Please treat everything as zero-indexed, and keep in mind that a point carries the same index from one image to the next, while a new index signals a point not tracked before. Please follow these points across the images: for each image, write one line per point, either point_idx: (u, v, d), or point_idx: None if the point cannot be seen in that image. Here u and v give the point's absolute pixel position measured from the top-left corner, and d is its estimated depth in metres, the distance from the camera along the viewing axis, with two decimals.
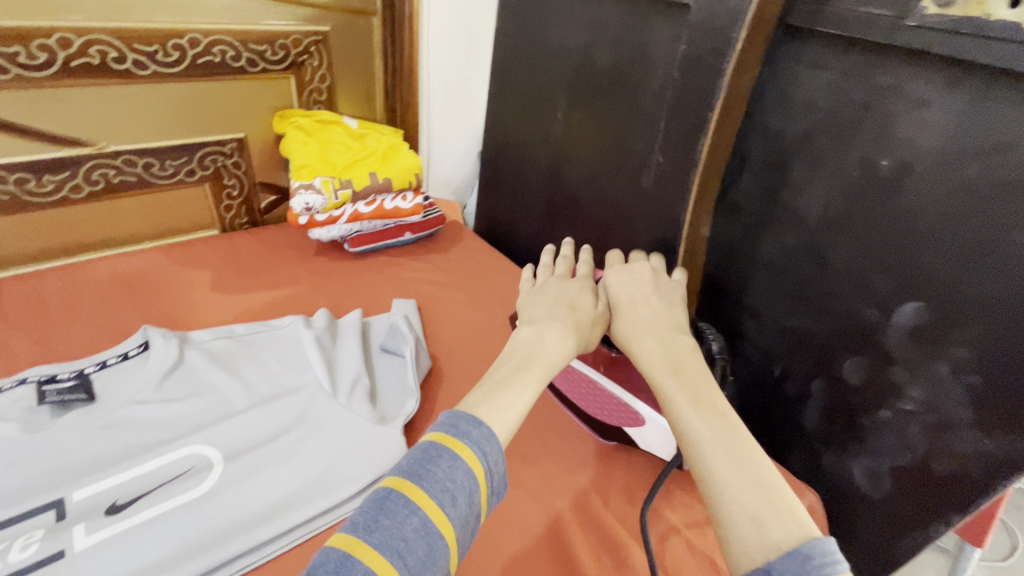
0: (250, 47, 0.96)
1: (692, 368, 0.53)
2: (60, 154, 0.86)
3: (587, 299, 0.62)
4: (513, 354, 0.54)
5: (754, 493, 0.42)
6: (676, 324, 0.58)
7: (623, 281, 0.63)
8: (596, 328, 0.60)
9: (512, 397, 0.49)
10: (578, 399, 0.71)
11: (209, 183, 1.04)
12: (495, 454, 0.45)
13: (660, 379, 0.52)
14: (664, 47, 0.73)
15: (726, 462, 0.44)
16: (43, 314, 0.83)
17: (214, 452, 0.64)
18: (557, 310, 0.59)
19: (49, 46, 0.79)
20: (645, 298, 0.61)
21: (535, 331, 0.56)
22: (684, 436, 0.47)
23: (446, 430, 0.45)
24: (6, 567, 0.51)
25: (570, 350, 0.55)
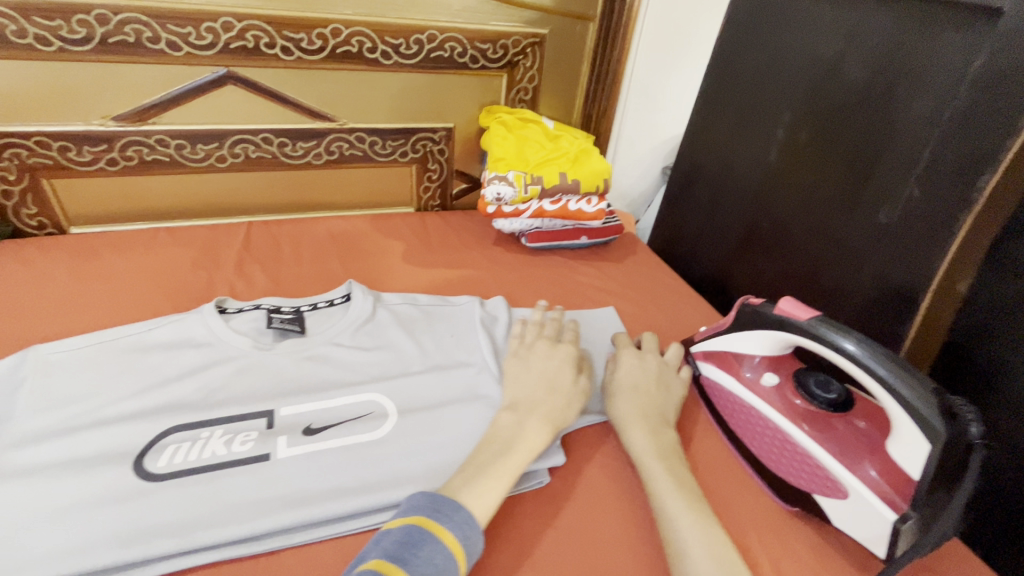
0: (475, 45, 1.04)
1: (673, 454, 0.62)
2: (313, 125, 1.02)
3: (567, 376, 0.71)
4: (495, 435, 0.63)
5: (711, 553, 0.51)
6: (653, 409, 0.67)
7: (630, 366, 0.72)
8: (571, 408, 0.68)
9: (495, 477, 0.58)
10: (761, 450, 0.64)
11: (417, 165, 1.15)
12: (474, 539, 0.52)
13: (647, 461, 0.61)
14: (947, 61, 0.61)
15: (695, 527, 0.54)
16: (278, 255, 0.99)
17: (390, 404, 0.70)
18: (537, 395, 0.68)
19: (324, 35, 0.94)
20: (640, 388, 0.70)
21: (516, 417, 0.65)
22: (659, 510, 0.56)
23: (431, 515, 0.51)
24: (230, 454, 0.61)
25: (547, 432, 0.64)
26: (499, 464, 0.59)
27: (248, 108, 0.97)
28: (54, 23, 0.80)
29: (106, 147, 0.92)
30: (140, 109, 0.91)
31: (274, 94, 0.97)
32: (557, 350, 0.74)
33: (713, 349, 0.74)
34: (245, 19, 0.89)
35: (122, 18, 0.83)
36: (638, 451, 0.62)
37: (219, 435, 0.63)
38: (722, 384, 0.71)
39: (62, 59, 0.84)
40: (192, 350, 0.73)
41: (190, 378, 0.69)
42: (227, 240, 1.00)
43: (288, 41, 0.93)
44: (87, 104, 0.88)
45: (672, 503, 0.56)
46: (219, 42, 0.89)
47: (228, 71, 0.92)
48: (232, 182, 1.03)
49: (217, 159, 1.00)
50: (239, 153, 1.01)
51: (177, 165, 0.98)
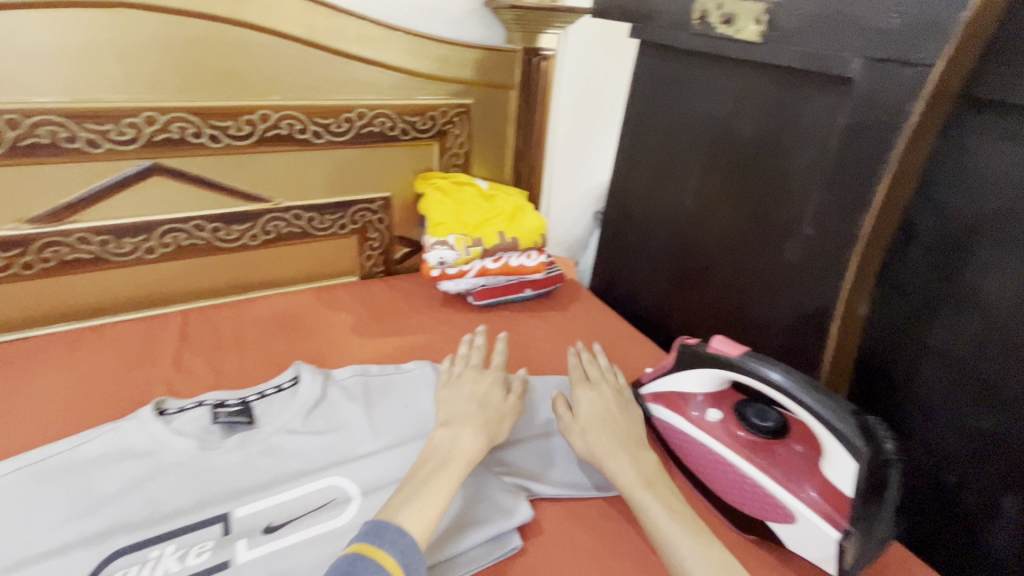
0: (405, 118, 1.08)
1: (657, 478, 0.64)
2: (247, 208, 1.02)
3: (499, 395, 0.75)
4: (433, 451, 0.65)
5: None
6: (624, 436, 0.70)
7: (590, 401, 0.75)
8: (504, 422, 0.72)
9: (434, 491, 0.59)
10: (713, 483, 0.68)
11: (356, 235, 1.16)
12: (415, 563, 0.53)
13: (635, 492, 0.62)
14: (818, 120, 0.71)
15: (698, 552, 0.55)
16: (218, 343, 0.95)
17: (353, 487, 0.68)
18: (469, 410, 0.71)
19: (253, 121, 0.95)
20: (606, 418, 0.72)
21: (450, 434, 0.67)
22: (662, 546, 0.57)
23: (371, 542, 0.52)
24: (185, 569, 0.58)
25: (483, 445, 0.67)
26: (444, 483, 0.61)
27: (176, 196, 0.96)
28: None
29: (19, 252, 0.87)
30: (58, 209, 0.88)
31: (203, 181, 0.96)
32: (485, 375, 0.78)
33: (660, 390, 0.78)
34: (170, 112, 0.89)
35: (34, 121, 0.81)
36: (623, 481, 0.64)
37: (171, 551, 0.59)
38: (670, 422, 0.74)
39: None
40: (132, 461, 0.69)
41: (132, 493, 0.65)
42: (161, 334, 0.95)
43: (215, 130, 0.93)
44: None
45: (672, 532, 0.58)
46: (142, 136, 0.88)
47: (153, 163, 0.91)
48: (164, 272, 1.00)
49: (146, 251, 0.97)
50: (169, 242, 0.98)
51: (102, 262, 0.94)
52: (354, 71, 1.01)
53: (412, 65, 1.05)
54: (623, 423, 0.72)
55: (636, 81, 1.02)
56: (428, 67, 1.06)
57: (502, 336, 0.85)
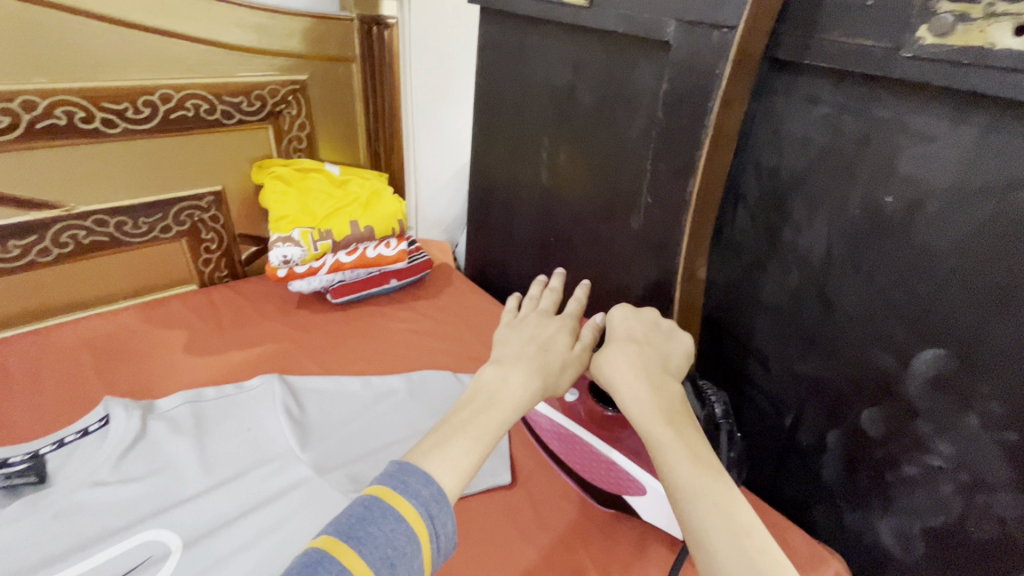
0: (225, 100, 0.94)
1: (682, 417, 0.50)
2: (26, 218, 0.83)
3: (565, 340, 0.62)
4: (476, 394, 0.54)
5: (713, 516, 0.42)
6: (645, 363, 0.56)
7: (626, 324, 0.62)
8: (565, 373, 0.59)
9: (471, 441, 0.48)
10: (575, 465, 0.67)
11: (187, 238, 1.00)
12: (444, 516, 0.43)
13: (652, 426, 0.49)
14: (646, 88, 0.70)
15: (716, 498, 0.43)
16: (4, 386, 0.78)
17: (174, 538, 0.59)
18: (524, 352, 0.58)
19: (12, 110, 0.77)
20: (629, 345, 0.58)
21: (500, 372, 0.55)
22: (676, 492, 0.45)
23: (393, 486, 0.43)
24: None
25: (535, 391, 0.54)
26: (476, 426, 0.50)
27: None
28: None
29: None
30: None
31: None
32: (550, 320, 0.65)
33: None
34: None
35: None
36: (631, 397, 0.52)
37: None
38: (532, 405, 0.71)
39: None
40: None
41: None
42: None
43: None
44: None
45: (673, 449, 0.47)
46: None
47: None
48: None
49: None
50: None
51: None
52: (147, 44, 0.85)
53: (224, 36, 0.90)
54: (650, 354, 0.57)
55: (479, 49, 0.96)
56: (245, 39, 0.92)
57: (581, 283, 0.72)
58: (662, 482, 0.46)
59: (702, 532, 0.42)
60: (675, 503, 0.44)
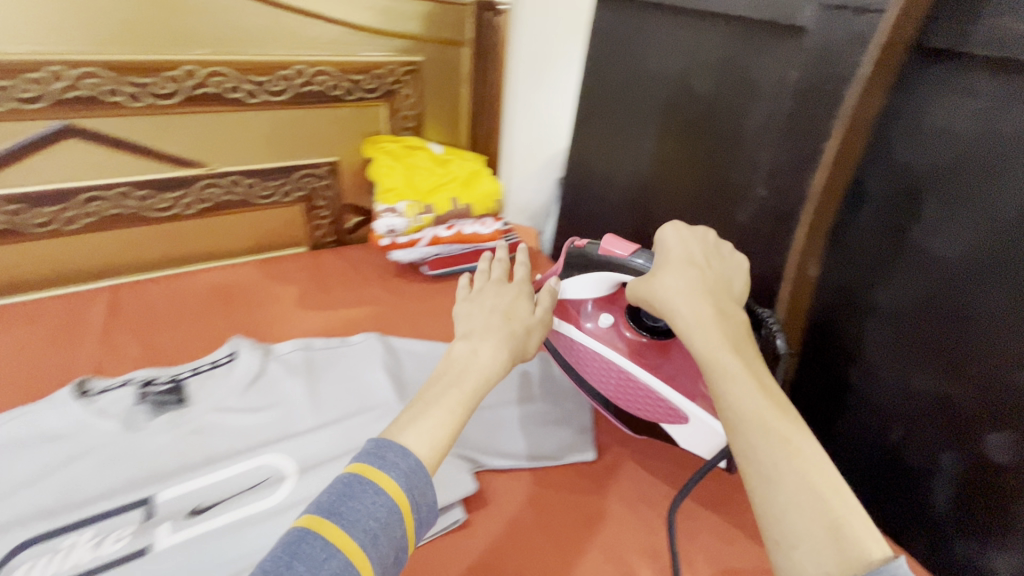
0: (348, 77, 1.01)
1: (745, 348, 0.51)
2: (177, 174, 0.94)
3: (525, 305, 0.62)
4: (445, 370, 0.53)
5: (785, 452, 0.42)
6: (708, 288, 0.55)
7: (684, 243, 0.61)
8: (531, 336, 0.60)
9: (446, 411, 0.49)
10: (610, 393, 0.72)
11: (303, 203, 1.09)
12: (424, 487, 0.45)
13: (717, 354, 0.49)
14: (771, 75, 0.69)
15: (782, 433, 0.43)
16: (151, 319, 0.89)
17: (288, 465, 0.65)
18: (491, 321, 0.58)
19: (176, 78, 0.87)
20: (690, 269, 0.57)
21: (469, 346, 0.55)
22: (738, 418, 0.45)
23: (370, 461, 0.44)
24: (100, 557, 0.54)
25: (505, 362, 0.55)
26: (452, 397, 0.50)
27: (95, 161, 0.88)
28: None
29: None
30: None
31: (125, 144, 0.88)
32: (508, 287, 0.65)
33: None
34: (79, 67, 0.80)
35: None
36: (697, 323, 0.52)
37: (87, 538, 0.56)
38: (564, 332, 0.75)
39: None
40: (48, 445, 0.64)
41: (47, 479, 0.61)
42: (88, 310, 0.89)
43: (134, 87, 0.85)
44: None
45: (741, 379, 0.47)
46: (49, 94, 0.80)
47: (66, 124, 0.83)
48: (89, 244, 0.93)
49: (67, 221, 0.89)
50: (92, 212, 0.91)
51: (16, 233, 0.87)
52: (288, 23, 0.93)
53: (353, 17, 0.97)
54: (710, 278, 0.57)
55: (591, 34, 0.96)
56: (370, 20, 0.99)
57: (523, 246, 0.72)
58: (727, 411, 0.46)
59: (770, 465, 0.42)
60: (738, 431, 0.45)
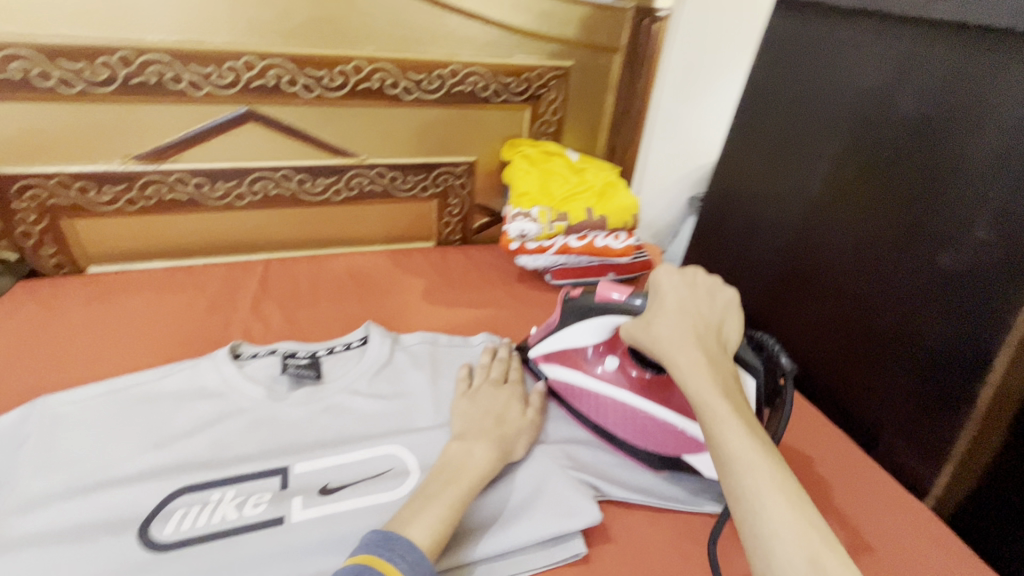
0: (498, 79, 1.01)
1: (736, 389, 0.51)
2: (333, 162, 1.00)
3: (515, 410, 0.69)
4: (444, 465, 0.59)
5: (773, 495, 0.41)
6: (697, 333, 0.55)
7: (676, 288, 0.60)
8: (522, 438, 0.66)
9: (447, 506, 0.54)
10: (626, 434, 0.69)
11: (437, 200, 1.12)
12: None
13: (710, 397, 0.49)
14: (1015, 96, 0.60)
15: (772, 474, 0.43)
16: (295, 295, 0.95)
17: (411, 460, 0.65)
18: (484, 425, 0.65)
19: (345, 72, 0.92)
20: (681, 313, 0.57)
21: (465, 446, 0.62)
22: (729, 461, 0.44)
23: (377, 552, 0.48)
24: (242, 519, 0.57)
25: (496, 462, 0.61)
26: (449, 493, 0.56)
27: (266, 144, 0.95)
28: (78, 66, 0.80)
29: (125, 187, 0.91)
30: (159, 149, 0.90)
31: (294, 131, 0.95)
32: (502, 390, 0.72)
33: (552, 350, 0.76)
34: (267, 58, 0.87)
35: (145, 60, 0.82)
36: (688, 369, 0.52)
37: (231, 497, 0.59)
38: (573, 382, 0.74)
39: (83, 101, 0.83)
40: (204, 402, 0.69)
41: (203, 432, 0.66)
42: (244, 279, 0.97)
43: (309, 79, 0.91)
44: (109, 144, 0.88)
45: (730, 419, 0.47)
46: (240, 81, 0.88)
47: (249, 110, 0.91)
48: (251, 219, 1.01)
49: (237, 197, 0.98)
50: (258, 190, 0.99)
51: (196, 204, 0.96)
52: (451, 23, 0.94)
53: (513, 20, 0.97)
54: (701, 321, 0.57)
55: (755, 62, 0.94)
56: (528, 24, 0.98)
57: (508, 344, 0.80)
58: (717, 457, 0.46)
59: (759, 505, 0.41)
60: (725, 475, 0.44)
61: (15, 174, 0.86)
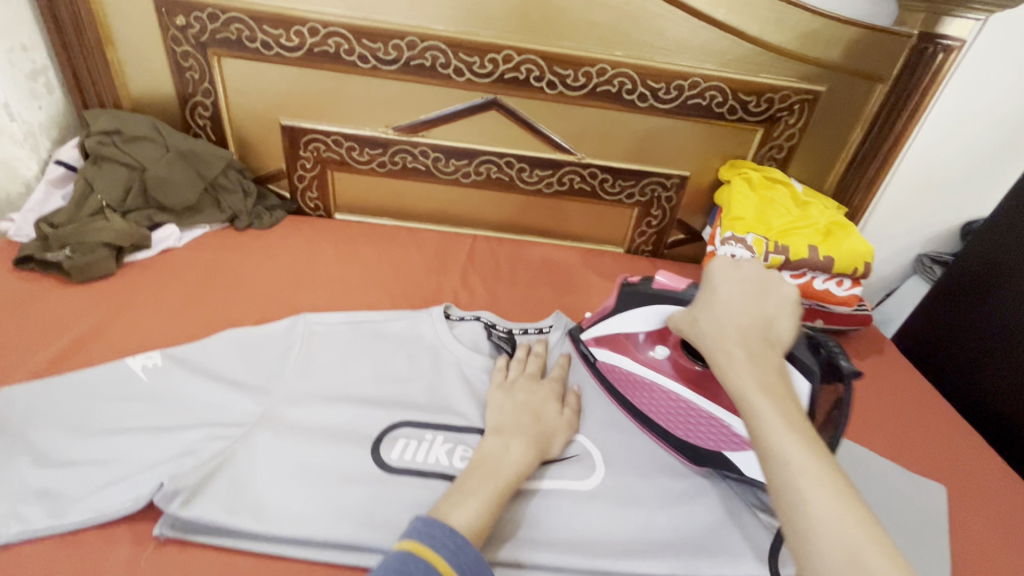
0: (738, 96, 0.97)
1: (778, 384, 0.50)
2: (554, 157, 1.05)
3: (551, 408, 0.68)
4: (480, 461, 0.59)
5: (815, 494, 0.41)
6: (739, 326, 0.54)
7: (728, 283, 0.59)
8: (556, 438, 0.66)
9: (479, 500, 0.55)
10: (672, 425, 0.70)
11: (639, 208, 1.11)
12: (474, 566, 0.49)
13: (748, 389, 0.49)
14: None
15: (814, 471, 0.42)
16: (496, 273, 1.02)
17: (596, 456, 0.68)
18: (521, 420, 0.65)
19: (589, 73, 0.95)
20: (739, 311, 0.56)
21: (500, 443, 0.62)
22: (769, 455, 0.44)
23: (423, 540, 0.49)
24: (451, 467, 0.63)
25: (532, 461, 0.61)
26: (486, 489, 0.56)
27: (500, 132, 1.03)
28: (376, 46, 0.94)
29: (380, 152, 1.06)
30: (414, 124, 1.02)
31: (527, 123, 1.01)
32: (539, 386, 0.71)
33: (602, 334, 0.76)
34: (524, 53, 0.94)
35: (427, 45, 0.94)
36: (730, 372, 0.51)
37: (441, 442, 0.65)
38: (628, 370, 0.74)
39: (370, 75, 0.98)
40: (422, 350, 0.77)
41: (419, 377, 0.74)
42: (455, 250, 1.07)
43: (555, 76, 0.96)
44: (378, 113, 1.02)
45: (769, 411, 0.47)
46: (496, 72, 0.96)
47: (494, 98, 0.99)
48: (469, 196, 1.11)
49: (463, 174, 1.08)
50: (482, 172, 1.07)
51: (430, 175, 1.08)
52: (705, 36, 0.92)
53: (772, 37, 0.92)
54: (743, 313, 0.56)
55: None
56: (787, 43, 0.92)
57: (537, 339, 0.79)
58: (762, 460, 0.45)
59: (800, 500, 0.41)
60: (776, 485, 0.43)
61: (307, 129, 1.04)
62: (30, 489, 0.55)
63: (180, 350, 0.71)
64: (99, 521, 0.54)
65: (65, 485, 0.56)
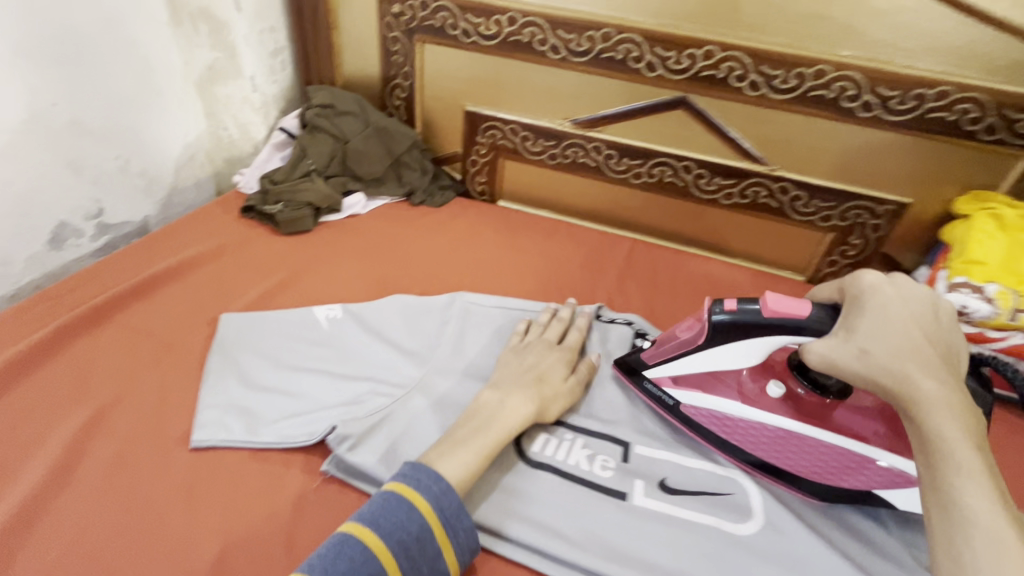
0: (1003, 112, 0.78)
1: (970, 427, 0.46)
2: (741, 165, 0.95)
3: (558, 372, 0.67)
4: (475, 412, 0.60)
5: (1018, 557, 0.38)
6: (927, 355, 0.49)
7: (893, 298, 0.53)
8: (556, 403, 0.64)
9: (472, 452, 0.56)
10: (802, 469, 0.62)
11: (834, 235, 0.96)
12: (454, 511, 0.52)
13: (945, 431, 0.44)
14: None
15: (1014, 531, 0.40)
16: (654, 282, 0.96)
17: (754, 500, 0.61)
18: (524, 378, 0.64)
19: (804, 74, 0.84)
20: (913, 332, 0.50)
21: (498, 396, 0.62)
22: (965, 510, 0.41)
23: (408, 482, 0.52)
24: (592, 474, 0.62)
25: (528, 415, 0.61)
26: (477, 441, 0.57)
27: (682, 133, 0.96)
28: (569, 37, 0.93)
29: (554, 144, 1.05)
30: (593, 118, 1.00)
31: (716, 126, 0.93)
32: (552, 351, 0.70)
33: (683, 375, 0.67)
34: (730, 50, 0.85)
35: (621, 37, 0.90)
36: (934, 400, 0.46)
37: (581, 445, 0.65)
38: (723, 410, 0.65)
39: (559, 66, 0.97)
40: None
41: None
42: (613, 251, 1.03)
43: (761, 76, 0.86)
44: (559, 105, 1.01)
45: (966, 460, 0.43)
46: (692, 68, 0.89)
47: (684, 96, 0.92)
48: (635, 199, 1.06)
49: (634, 175, 1.03)
50: (655, 174, 1.01)
51: (599, 172, 1.05)
52: (970, 36, 0.75)
53: None
54: (925, 340, 0.50)
55: None
56: None
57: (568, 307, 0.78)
58: (942, 494, 0.42)
59: (996, 557, 0.38)
60: (947, 518, 0.42)
61: (488, 116, 1.07)
62: (233, 406, 0.64)
63: (357, 306, 0.77)
64: (279, 447, 0.61)
65: (259, 408, 0.64)
